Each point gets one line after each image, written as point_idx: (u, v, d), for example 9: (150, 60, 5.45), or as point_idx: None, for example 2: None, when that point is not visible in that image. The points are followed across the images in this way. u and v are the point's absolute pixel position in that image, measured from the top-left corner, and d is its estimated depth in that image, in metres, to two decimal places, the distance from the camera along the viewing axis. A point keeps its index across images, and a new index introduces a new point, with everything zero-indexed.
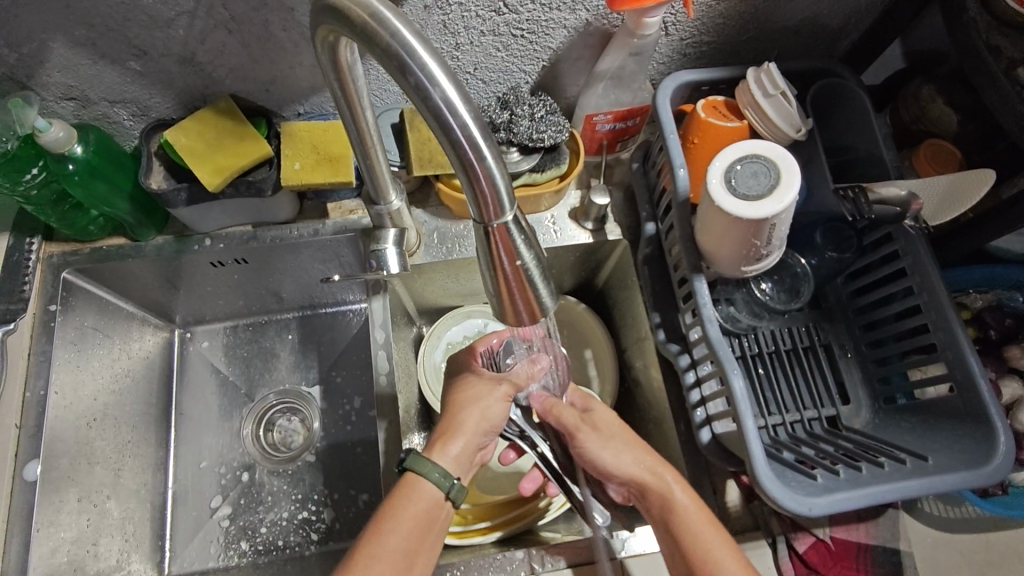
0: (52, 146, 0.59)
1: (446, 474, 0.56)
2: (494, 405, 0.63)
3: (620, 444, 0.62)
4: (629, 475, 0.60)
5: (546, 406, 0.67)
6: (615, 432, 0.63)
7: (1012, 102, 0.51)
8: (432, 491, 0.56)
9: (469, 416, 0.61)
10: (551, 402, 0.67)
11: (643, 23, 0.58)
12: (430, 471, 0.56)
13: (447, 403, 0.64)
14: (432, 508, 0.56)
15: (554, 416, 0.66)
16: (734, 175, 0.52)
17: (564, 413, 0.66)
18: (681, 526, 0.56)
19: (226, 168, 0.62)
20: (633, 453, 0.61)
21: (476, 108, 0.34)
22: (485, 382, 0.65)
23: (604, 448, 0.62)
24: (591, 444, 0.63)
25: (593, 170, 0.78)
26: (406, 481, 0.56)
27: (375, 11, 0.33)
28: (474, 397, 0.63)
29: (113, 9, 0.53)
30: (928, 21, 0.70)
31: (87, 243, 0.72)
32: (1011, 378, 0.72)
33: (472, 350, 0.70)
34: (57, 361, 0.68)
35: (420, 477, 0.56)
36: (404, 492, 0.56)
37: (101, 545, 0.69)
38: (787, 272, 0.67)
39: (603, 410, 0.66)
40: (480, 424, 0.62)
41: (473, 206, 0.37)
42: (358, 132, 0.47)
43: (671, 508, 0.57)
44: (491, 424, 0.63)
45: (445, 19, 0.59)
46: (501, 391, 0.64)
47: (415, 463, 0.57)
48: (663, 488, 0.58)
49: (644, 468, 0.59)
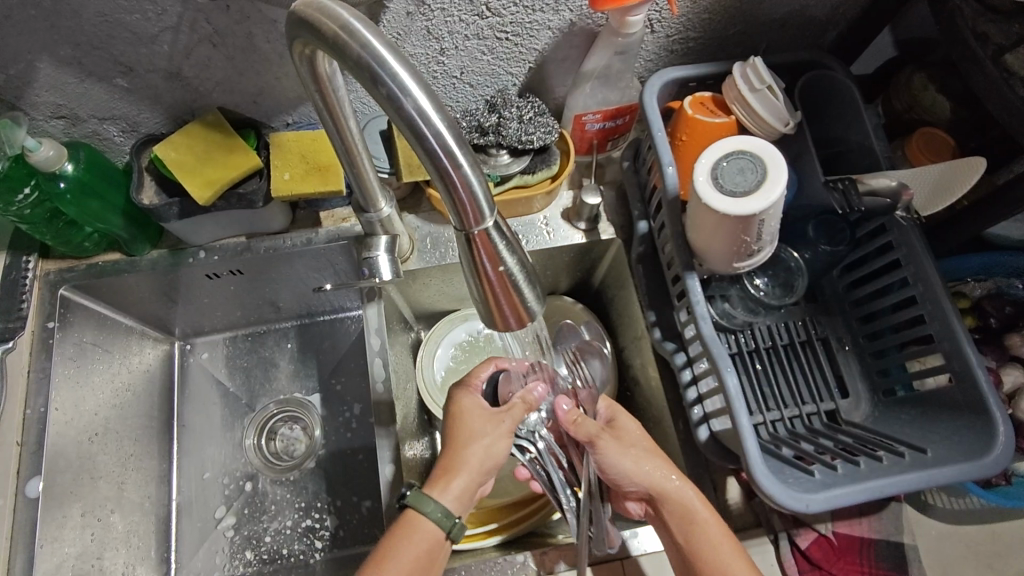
0: (43, 165, 0.59)
1: (448, 513, 0.56)
2: (499, 440, 0.60)
3: (641, 452, 0.61)
4: (648, 483, 0.59)
5: (568, 419, 0.62)
6: (635, 439, 0.62)
7: (1000, 88, 0.51)
8: (433, 530, 0.56)
9: (472, 453, 0.59)
10: (574, 414, 0.62)
11: (627, 22, 0.57)
12: (431, 510, 0.56)
13: (451, 436, 0.61)
14: (433, 547, 0.55)
15: (574, 428, 0.62)
16: (720, 172, 0.52)
17: (584, 421, 0.62)
18: (700, 539, 0.56)
19: (215, 181, 0.63)
20: (654, 462, 0.60)
21: (449, 116, 0.34)
22: (489, 418, 0.61)
23: (625, 455, 0.60)
24: (610, 452, 0.60)
25: (584, 169, 0.78)
26: (407, 519, 0.56)
27: (345, 23, 0.33)
28: (479, 433, 0.60)
29: (96, 27, 0.53)
30: (917, 9, 0.69)
31: (83, 259, 0.73)
32: (1012, 366, 0.71)
33: (475, 372, 0.67)
34: (56, 377, 0.69)
35: (421, 516, 0.56)
36: (404, 532, 0.55)
37: (106, 559, 0.70)
38: (781, 266, 0.68)
39: (626, 419, 0.65)
40: (483, 462, 0.59)
41: (453, 213, 0.37)
42: (341, 141, 0.47)
43: (691, 520, 0.57)
44: (495, 461, 0.60)
45: (429, 25, 0.59)
46: (507, 427, 0.61)
47: (418, 501, 0.56)
48: (683, 499, 0.58)
49: (667, 479, 0.59)
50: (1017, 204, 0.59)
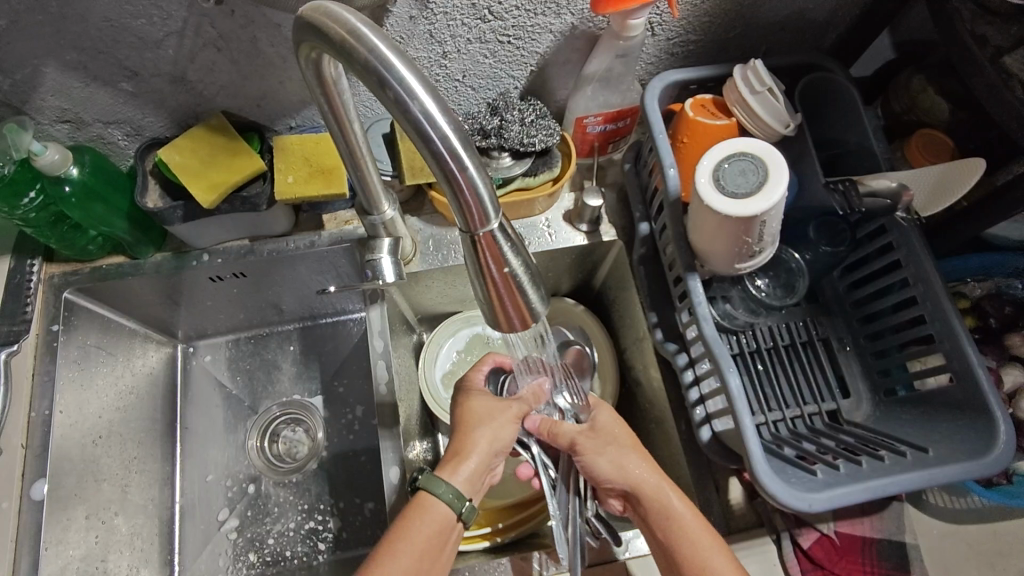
0: (48, 169, 0.60)
1: (460, 495, 0.56)
2: (506, 425, 0.62)
3: (617, 449, 0.61)
4: (625, 480, 0.59)
5: (541, 428, 0.64)
6: (616, 435, 0.63)
7: (998, 90, 0.51)
8: (445, 511, 0.55)
9: (481, 437, 0.60)
10: (547, 424, 0.64)
11: (628, 25, 0.58)
12: (443, 492, 0.55)
13: (460, 420, 0.62)
14: (444, 529, 0.55)
15: (550, 434, 0.64)
16: (722, 174, 0.52)
17: (561, 427, 0.63)
18: (678, 536, 0.56)
19: (220, 184, 0.63)
20: (631, 459, 0.60)
21: (455, 119, 0.34)
22: (497, 402, 0.63)
23: (601, 455, 0.61)
24: (588, 451, 0.61)
25: (585, 171, 0.78)
26: (419, 501, 0.56)
27: (353, 28, 0.33)
28: (488, 416, 0.62)
29: (102, 32, 0.53)
30: (915, 11, 0.70)
31: (87, 262, 0.73)
32: (1012, 366, 0.72)
33: (472, 374, 0.67)
34: (61, 380, 0.69)
35: (433, 497, 0.55)
36: (416, 513, 0.55)
37: (110, 561, 0.70)
38: (782, 267, 0.69)
39: (604, 413, 0.65)
40: (493, 442, 0.60)
41: (458, 216, 0.37)
42: (346, 145, 0.48)
43: (669, 517, 0.57)
44: (504, 443, 0.61)
45: (431, 29, 0.59)
46: (513, 410, 0.63)
47: (429, 483, 0.56)
48: (660, 497, 0.58)
49: (644, 476, 0.59)
50: (1016, 205, 0.59)
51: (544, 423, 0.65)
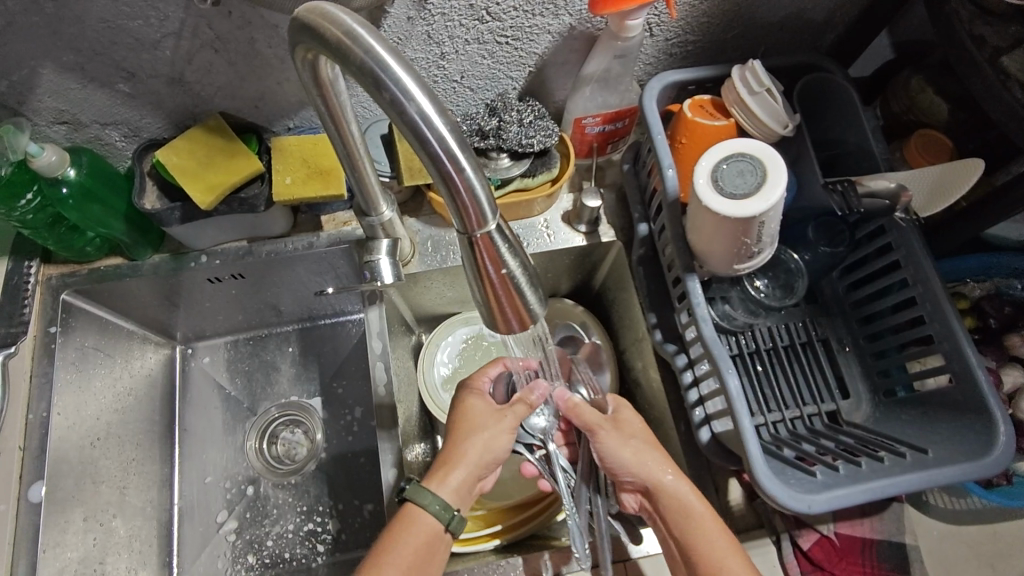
0: (45, 170, 0.60)
1: (447, 506, 0.56)
2: (499, 435, 0.61)
3: (641, 443, 0.61)
4: (645, 475, 0.59)
5: (567, 404, 0.65)
6: (637, 432, 0.63)
7: (996, 90, 0.51)
8: (431, 523, 0.55)
9: (471, 447, 0.60)
10: (574, 400, 0.65)
11: (626, 26, 0.58)
12: (429, 503, 0.56)
13: (456, 428, 0.62)
14: (431, 540, 0.55)
15: (574, 414, 0.64)
16: (720, 175, 0.52)
17: (584, 410, 0.64)
18: (695, 534, 0.56)
19: (217, 186, 0.63)
20: (653, 455, 0.60)
21: (452, 119, 0.34)
22: (492, 412, 0.63)
23: (625, 446, 0.61)
24: (609, 443, 0.61)
25: (584, 171, 0.78)
26: (406, 513, 0.56)
27: (348, 29, 0.33)
28: (480, 426, 0.61)
29: (99, 34, 0.53)
30: (913, 11, 0.70)
31: (85, 264, 0.73)
32: (1012, 366, 0.71)
33: (479, 372, 0.68)
34: (59, 382, 0.69)
35: (421, 509, 0.56)
36: (404, 525, 0.55)
37: (108, 563, 0.70)
38: (781, 268, 0.68)
39: (626, 410, 0.65)
40: (483, 452, 0.60)
41: (455, 216, 0.37)
42: (344, 147, 0.48)
43: (687, 514, 0.57)
44: (495, 453, 0.61)
45: (429, 30, 0.59)
46: (509, 420, 0.62)
47: (416, 495, 0.56)
48: (678, 494, 0.58)
49: (665, 473, 0.59)
50: (1015, 205, 0.59)
51: (572, 399, 0.65)
